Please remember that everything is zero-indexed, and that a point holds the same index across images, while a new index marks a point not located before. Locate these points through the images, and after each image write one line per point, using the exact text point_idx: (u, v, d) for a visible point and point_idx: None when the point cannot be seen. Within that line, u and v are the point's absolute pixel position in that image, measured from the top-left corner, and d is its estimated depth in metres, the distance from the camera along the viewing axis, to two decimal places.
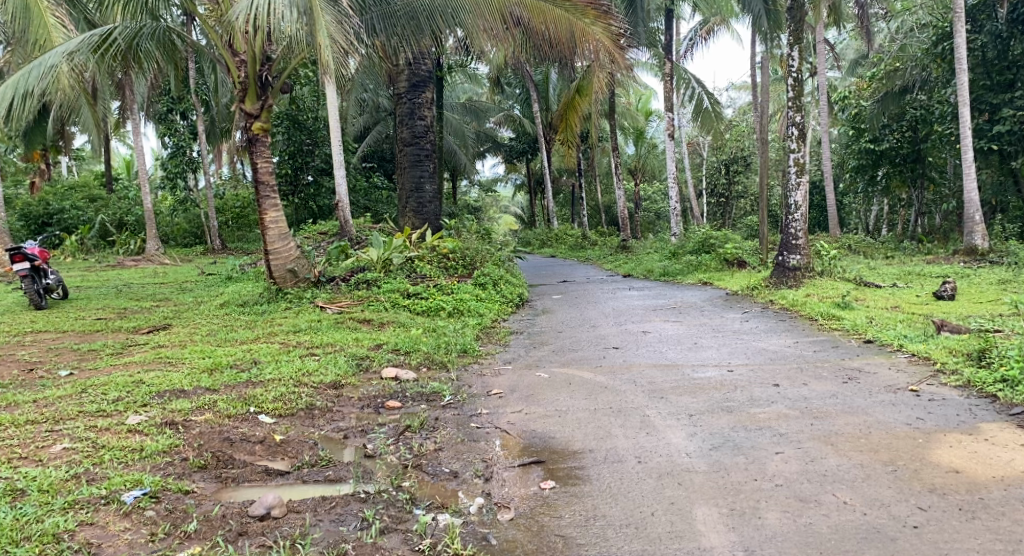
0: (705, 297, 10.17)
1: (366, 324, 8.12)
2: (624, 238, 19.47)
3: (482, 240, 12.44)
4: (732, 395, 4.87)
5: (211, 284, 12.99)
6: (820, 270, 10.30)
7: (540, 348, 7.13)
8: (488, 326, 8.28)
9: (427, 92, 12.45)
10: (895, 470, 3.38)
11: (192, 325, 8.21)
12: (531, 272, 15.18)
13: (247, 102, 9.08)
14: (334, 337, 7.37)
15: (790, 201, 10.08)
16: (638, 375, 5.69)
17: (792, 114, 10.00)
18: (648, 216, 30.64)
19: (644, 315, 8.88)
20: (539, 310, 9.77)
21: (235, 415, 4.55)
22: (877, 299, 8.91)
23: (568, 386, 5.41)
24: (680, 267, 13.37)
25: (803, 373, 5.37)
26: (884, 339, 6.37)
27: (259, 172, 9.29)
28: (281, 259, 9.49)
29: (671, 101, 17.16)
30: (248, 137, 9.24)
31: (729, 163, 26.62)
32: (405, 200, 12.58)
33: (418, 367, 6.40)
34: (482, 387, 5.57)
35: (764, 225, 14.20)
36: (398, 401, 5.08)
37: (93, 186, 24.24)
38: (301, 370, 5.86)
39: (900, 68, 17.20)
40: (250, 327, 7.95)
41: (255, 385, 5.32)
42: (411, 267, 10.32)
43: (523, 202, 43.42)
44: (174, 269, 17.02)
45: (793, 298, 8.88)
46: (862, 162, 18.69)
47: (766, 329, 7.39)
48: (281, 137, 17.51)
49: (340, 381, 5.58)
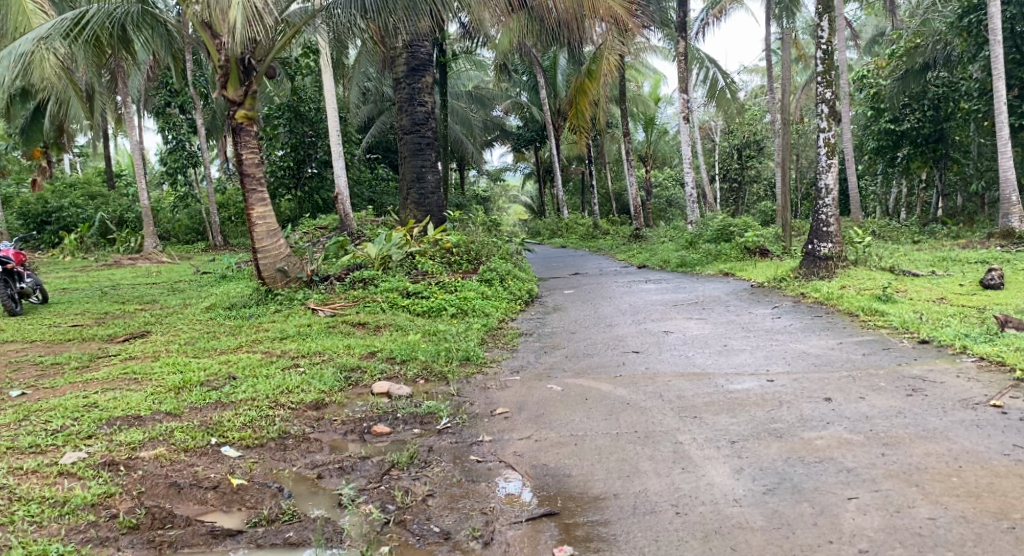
0: (729, 290, 9.43)
1: (361, 329, 7.44)
2: (636, 227, 18.67)
3: (489, 233, 11.71)
4: (777, 414, 4.15)
5: (205, 283, 12.32)
6: (853, 259, 9.52)
7: (552, 354, 6.41)
8: (494, 327, 7.58)
9: (427, 76, 11.69)
10: (1013, 528, 2.77)
11: (172, 332, 7.53)
12: (542, 265, 14.45)
13: (229, 88, 8.36)
14: (324, 344, 6.65)
15: (819, 184, 9.30)
16: (664, 387, 4.98)
17: (822, 89, 9.14)
18: (660, 203, 29.88)
19: (664, 311, 8.14)
20: (550, 308, 9.04)
21: (193, 448, 3.84)
22: (919, 290, 8.16)
23: (584, 402, 4.72)
24: (698, 257, 12.62)
25: (858, 384, 4.65)
26: (943, 338, 5.62)
27: (246, 164, 8.58)
28: (270, 258, 8.80)
29: (686, 81, 16.31)
30: (231, 126, 8.54)
31: (742, 147, 25.80)
32: (407, 191, 11.84)
33: (416, 379, 5.71)
34: (487, 404, 4.87)
35: (787, 211, 13.41)
36: (389, 425, 4.40)
37: (93, 183, 23.66)
38: (282, 387, 5.14)
39: (920, 45, 16.10)
40: (234, 334, 7.26)
41: (226, 408, 4.62)
42: (412, 264, 9.62)
43: (532, 192, 42.57)
44: (171, 267, 16.41)
45: (828, 291, 8.13)
46: (882, 144, 17.63)
47: (803, 328, 6.65)
48: (282, 129, 16.76)
49: (324, 400, 4.88)
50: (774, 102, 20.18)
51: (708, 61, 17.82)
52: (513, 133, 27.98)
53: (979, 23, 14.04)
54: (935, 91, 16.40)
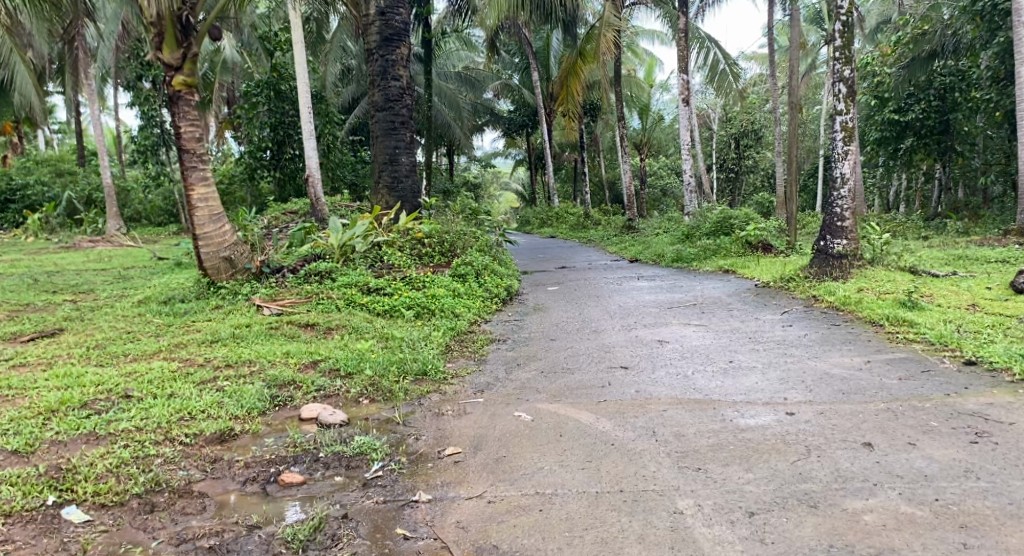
0: (730, 290, 8.45)
1: (308, 332, 6.42)
2: (629, 218, 17.69)
3: (469, 221, 10.65)
4: (807, 466, 3.20)
5: (156, 271, 11.28)
6: (870, 258, 8.49)
7: (526, 368, 5.41)
8: (462, 332, 6.57)
9: (404, 48, 10.62)
10: None
11: (90, 330, 6.52)
12: (526, 257, 13.39)
13: (164, 51, 7.36)
14: (259, 351, 5.65)
15: (834, 174, 8.32)
16: (659, 419, 4.00)
17: (839, 66, 8.12)
18: (654, 193, 28.90)
19: (658, 315, 7.14)
20: (530, 307, 8.03)
21: (19, 511, 3.01)
22: (947, 293, 7.17)
23: (558, 438, 3.75)
24: (695, 251, 11.63)
25: (901, 420, 3.69)
26: (995, 359, 4.67)
27: (184, 138, 7.53)
28: (213, 246, 7.74)
29: (686, 62, 15.23)
30: (168, 94, 7.53)
31: (739, 137, 24.86)
32: (379, 174, 10.72)
33: (358, 401, 4.72)
34: (439, 438, 3.89)
35: (792, 201, 12.37)
36: (304, 470, 3.45)
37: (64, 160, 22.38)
38: (182, 412, 4.15)
39: (928, 31, 15.00)
40: (158, 336, 6.24)
41: (99, 443, 3.64)
42: (378, 256, 8.57)
43: (525, 177, 41.30)
44: (131, 252, 15.35)
45: (844, 294, 7.17)
46: (884, 135, 16.46)
47: (821, 341, 5.68)
48: (262, 108, 15.54)
49: (232, 430, 3.92)
50: (776, 89, 19.08)
51: (709, 43, 16.76)
52: (504, 118, 26.89)
53: (993, 8, 12.90)
54: (941, 79, 15.28)
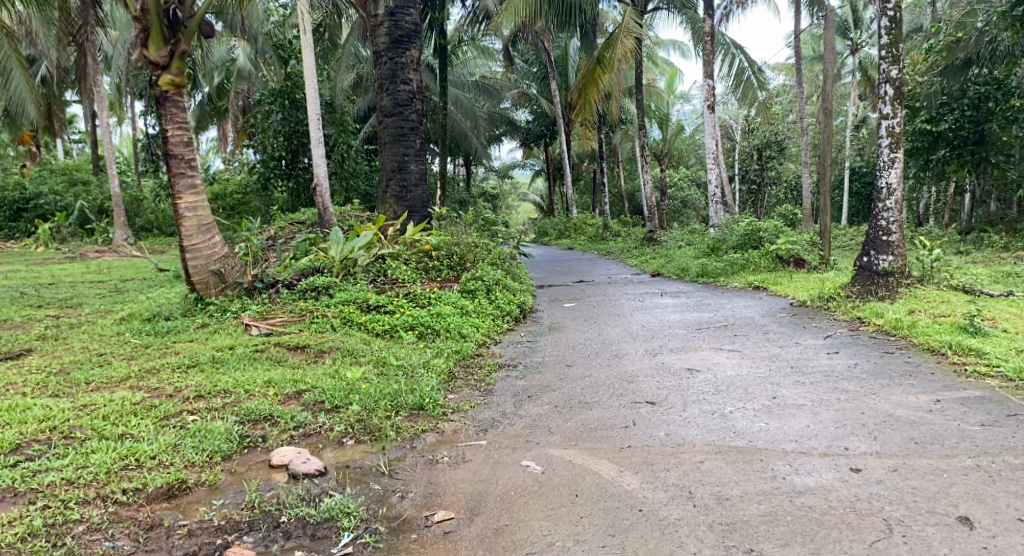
0: (764, 309, 7.71)
1: (298, 355, 5.79)
2: (650, 229, 16.98)
3: (482, 233, 10.00)
4: (889, 551, 2.75)
5: (153, 284, 10.73)
6: (920, 276, 7.68)
7: (538, 401, 4.73)
8: (468, 356, 5.90)
9: (414, 51, 10.01)
10: None
11: (58, 352, 5.91)
12: (543, 271, 12.71)
13: (150, 48, 6.82)
14: (237, 378, 4.98)
15: (880, 184, 7.59)
16: (698, 473, 3.35)
17: (886, 66, 7.39)
18: (673, 204, 28.09)
19: (686, 338, 6.43)
20: (545, 327, 7.33)
21: None
22: (1013, 316, 6.40)
23: (571, 500, 3.18)
24: (721, 265, 10.91)
25: (999, 483, 3.11)
26: None
27: (171, 142, 6.94)
28: (202, 259, 7.11)
29: (710, 67, 14.44)
30: (155, 95, 6.97)
31: (762, 148, 24.10)
32: (386, 183, 10.07)
33: (341, 442, 4.06)
34: (428, 495, 3.35)
35: (825, 213, 11.55)
36: (259, 542, 3.07)
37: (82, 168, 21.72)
38: (128, 458, 3.50)
39: (962, 39, 13.76)
40: (130, 359, 5.66)
41: (14, 503, 3.17)
42: (381, 270, 7.92)
43: (543, 189, 40.70)
44: (134, 263, 14.82)
45: (895, 316, 6.45)
46: (915, 146, 15.45)
47: (879, 373, 4.95)
48: (278, 116, 15.01)
49: (182, 483, 3.37)
50: (799, 99, 18.09)
51: (734, 48, 16.03)
52: (522, 128, 26.22)
53: None
54: (975, 88, 14.11)
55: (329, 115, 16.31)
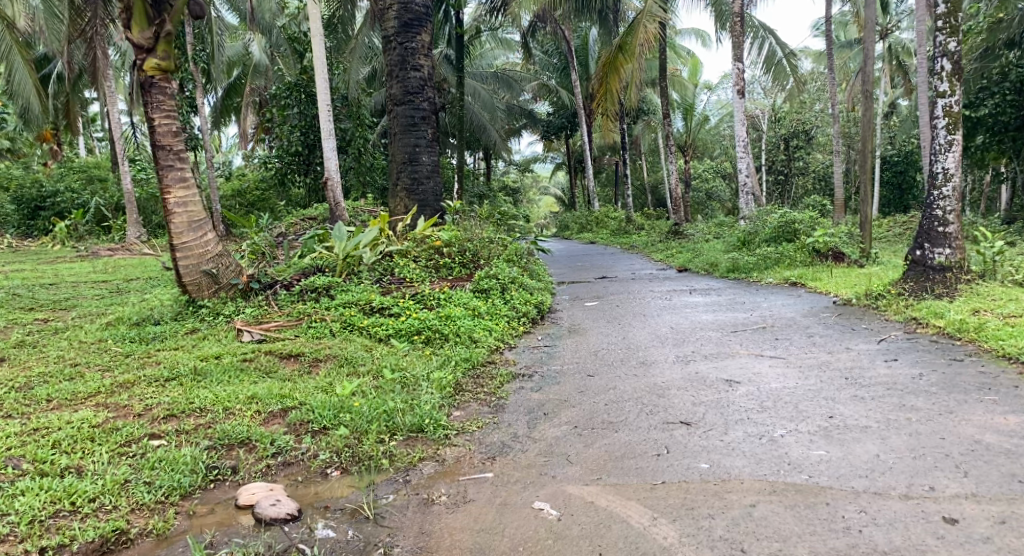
0: (806, 308, 7.03)
1: (291, 363, 5.23)
2: (676, 222, 16.21)
3: (497, 227, 9.37)
4: None
5: (157, 283, 10.23)
6: (982, 271, 6.95)
7: (555, 420, 4.10)
8: (479, 364, 5.27)
9: (425, 35, 9.40)
10: None
11: (31, 361, 5.42)
12: (563, 267, 12.07)
13: (133, 29, 6.30)
14: (218, 393, 4.39)
15: (935, 170, 6.85)
16: (751, 523, 2.85)
17: (944, 39, 6.67)
18: (698, 196, 27.20)
19: (721, 341, 5.78)
20: (564, 329, 6.71)
21: None
22: None
23: None
24: (753, 260, 10.18)
25: None
26: None
27: (158, 133, 6.41)
28: (192, 258, 6.58)
29: (739, 50, 13.66)
30: (140, 82, 6.44)
31: (789, 137, 23.11)
32: (397, 175, 9.47)
33: (325, 474, 3.48)
34: (419, 550, 2.88)
35: (865, 204, 10.74)
36: None
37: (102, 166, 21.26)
38: (62, 502, 3.06)
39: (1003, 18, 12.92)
40: (105, 368, 5.16)
41: None
42: (387, 268, 7.33)
43: (564, 182, 39.92)
44: (143, 261, 14.41)
45: (961, 315, 5.76)
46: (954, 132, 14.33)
47: (953, 385, 4.28)
48: (292, 110, 14.43)
49: (122, 535, 2.97)
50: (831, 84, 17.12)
51: (763, 31, 15.18)
52: (542, 120, 25.49)
53: None
54: (1017, 71, 12.83)
55: (343, 109, 15.77)
